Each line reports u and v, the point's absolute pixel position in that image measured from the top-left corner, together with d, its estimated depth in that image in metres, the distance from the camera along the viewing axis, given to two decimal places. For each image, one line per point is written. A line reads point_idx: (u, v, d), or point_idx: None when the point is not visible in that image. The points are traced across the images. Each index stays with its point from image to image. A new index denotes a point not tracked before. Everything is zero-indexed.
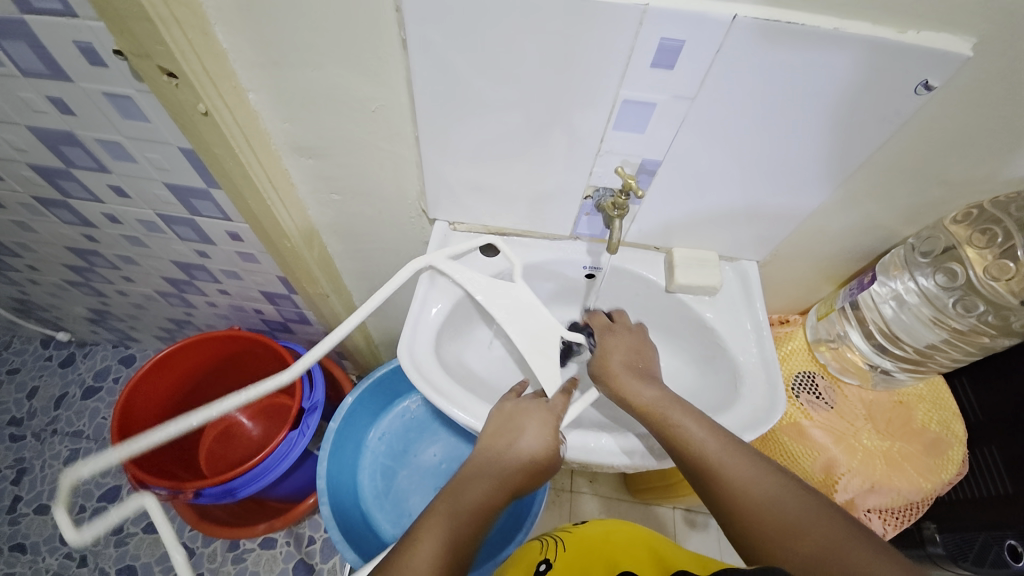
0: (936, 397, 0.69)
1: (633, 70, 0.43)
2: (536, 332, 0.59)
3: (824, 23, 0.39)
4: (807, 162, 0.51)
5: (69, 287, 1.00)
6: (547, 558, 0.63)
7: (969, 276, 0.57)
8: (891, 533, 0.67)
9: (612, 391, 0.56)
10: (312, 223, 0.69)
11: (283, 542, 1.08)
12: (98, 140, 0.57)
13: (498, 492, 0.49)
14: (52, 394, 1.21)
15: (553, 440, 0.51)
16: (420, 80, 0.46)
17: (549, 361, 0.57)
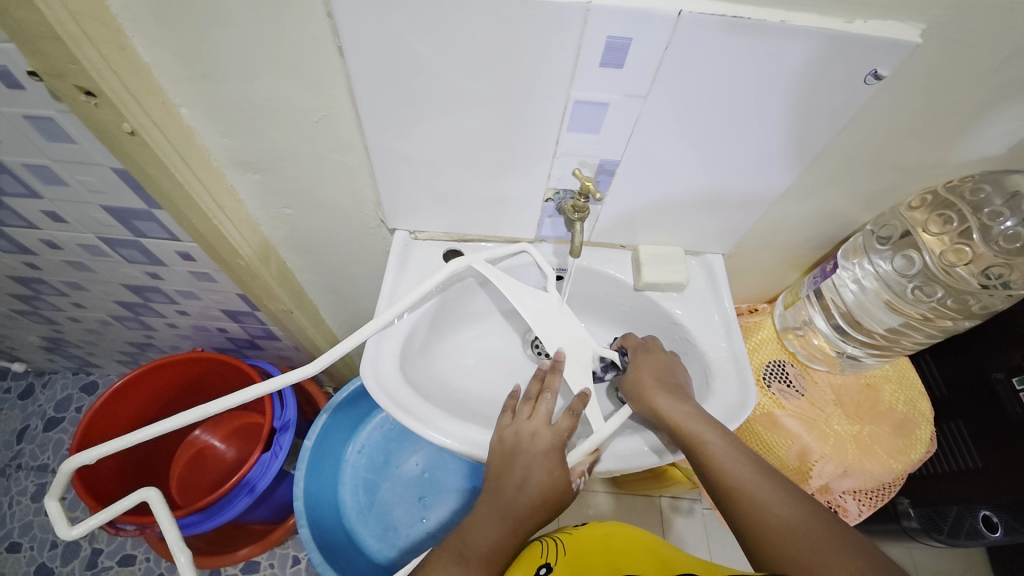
0: (900, 377, 0.71)
1: (582, 70, 0.41)
2: (565, 344, 0.57)
3: (771, 17, 0.38)
4: (765, 154, 0.51)
5: (17, 316, 0.95)
6: (549, 561, 0.57)
7: (925, 261, 0.59)
8: (866, 513, 0.69)
9: (638, 406, 0.55)
10: (266, 238, 0.66)
11: (267, 564, 1.05)
12: (24, 165, 0.53)
13: (508, 529, 0.49)
14: (11, 428, 1.15)
15: (560, 473, 0.49)
16: (361, 89, 0.44)
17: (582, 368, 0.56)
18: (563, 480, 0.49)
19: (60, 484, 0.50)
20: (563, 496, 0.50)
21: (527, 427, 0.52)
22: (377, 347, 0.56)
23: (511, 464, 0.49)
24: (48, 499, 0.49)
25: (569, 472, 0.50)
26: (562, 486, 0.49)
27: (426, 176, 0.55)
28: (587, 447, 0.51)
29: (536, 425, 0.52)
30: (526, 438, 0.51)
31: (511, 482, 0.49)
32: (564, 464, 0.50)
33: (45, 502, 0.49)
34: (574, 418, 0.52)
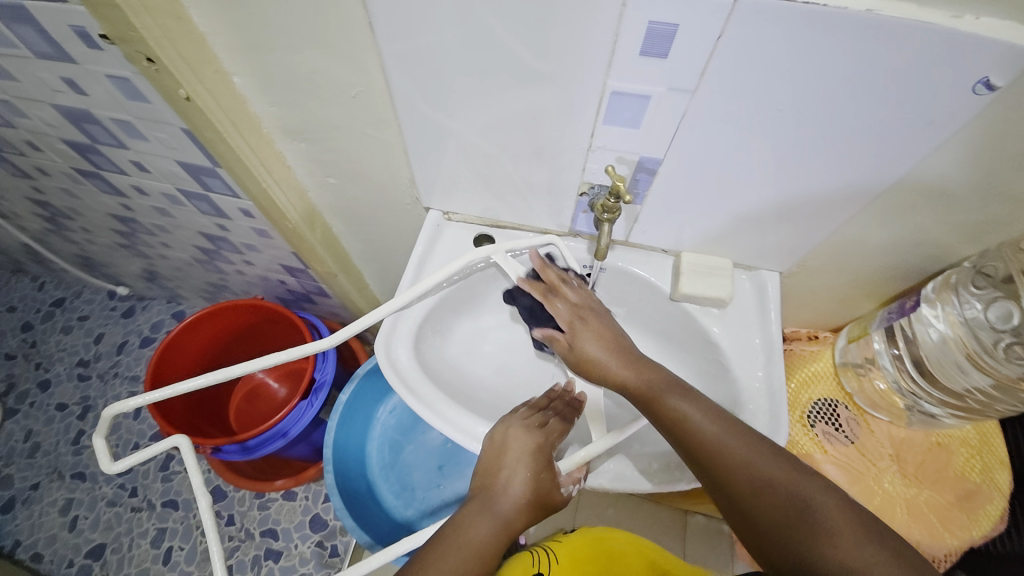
0: (982, 442, 0.61)
1: (620, 57, 0.38)
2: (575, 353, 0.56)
3: (854, 4, 0.32)
4: (836, 168, 0.44)
5: (121, 248, 1.09)
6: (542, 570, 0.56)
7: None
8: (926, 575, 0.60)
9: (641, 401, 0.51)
10: (314, 203, 0.69)
11: (303, 496, 1.15)
12: (112, 119, 0.59)
13: (501, 533, 0.47)
14: (115, 341, 1.35)
15: (547, 477, 0.50)
16: (393, 64, 0.43)
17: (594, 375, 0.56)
18: (553, 484, 0.50)
19: (104, 426, 0.56)
20: (551, 501, 0.50)
21: (519, 426, 0.52)
22: (392, 330, 0.58)
23: (504, 462, 0.50)
24: (95, 436, 0.55)
25: (558, 477, 0.51)
26: (552, 491, 0.50)
27: (460, 158, 0.54)
28: (580, 458, 0.51)
29: (532, 425, 0.52)
30: (524, 438, 0.51)
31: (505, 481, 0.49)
32: (552, 470, 0.51)
33: (92, 438, 0.55)
34: (564, 426, 0.54)
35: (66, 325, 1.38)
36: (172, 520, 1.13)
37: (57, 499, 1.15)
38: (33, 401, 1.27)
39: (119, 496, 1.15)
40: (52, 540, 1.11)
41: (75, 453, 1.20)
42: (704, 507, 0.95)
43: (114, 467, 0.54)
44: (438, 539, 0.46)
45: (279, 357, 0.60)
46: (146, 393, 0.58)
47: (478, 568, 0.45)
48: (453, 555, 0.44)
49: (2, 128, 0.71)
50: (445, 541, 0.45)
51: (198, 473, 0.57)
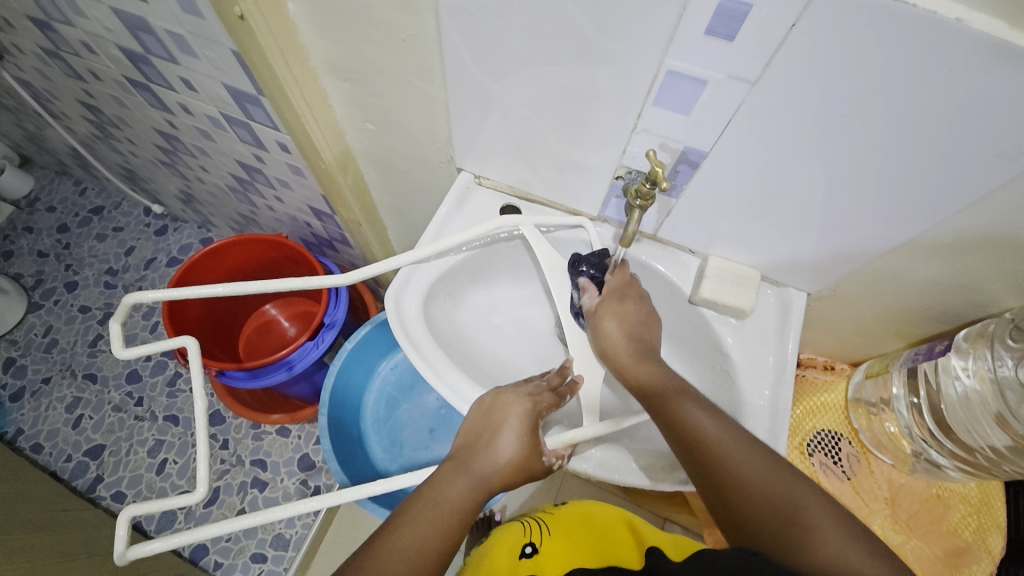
0: (982, 501, 0.58)
1: (681, 35, 0.36)
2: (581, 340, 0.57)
3: (945, 10, 0.30)
4: (890, 189, 0.41)
5: (161, 165, 1.12)
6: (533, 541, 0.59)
7: None
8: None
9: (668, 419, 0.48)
10: (349, 147, 0.69)
11: (296, 434, 1.19)
12: (166, 31, 0.60)
13: (478, 490, 0.47)
14: (144, 255, 1.40)
15: (531, 443, 0.50)
16: (447, 10, 0.42)
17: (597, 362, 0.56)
18: (536, 453, 0.50)
19: (123, 312, 0.56)
20: (534, 467, 0.50)
21: (507, 392, 0.52)
22: (405, 283, 0.58)
23: (489, 424, 0.50)
24: (113, 320, 0.56)
25: (543, 450, 0.51)
26: (534, 459, 0.50)
27: (501, 124, 0.53)
28: (568, 437, 0.52)
29: (522, 392, 0.53)
30: (511, 403, 0.51)
31: (486, 441, 0.49)
32: (536, 435, 0.50)
33: (110, 322, 0.56)
34: (557, 398, 0.53)
35: (100, 233, 1.43)
36: (170, 434, 1.18)
37: (65, 396, 1.21)
38: (58, 300, 1.33)
39: (124, 403, 1.21)
40: (54, 433, 1.17)
41: (89, 355, 1.26)
42: (684, 518, 0.94)
43: (125, 353, 0.55)
44: (416, 495, 0.47)
45: (294, 284, 0.61)
46: (164, 290, 0.58)
47: (455, 523, 0.45)
48: (429, 510, 0.45)
49: (63, 26, 0.73)
50: (422, 496, 0.46)
51: (201, 379, 0.58)
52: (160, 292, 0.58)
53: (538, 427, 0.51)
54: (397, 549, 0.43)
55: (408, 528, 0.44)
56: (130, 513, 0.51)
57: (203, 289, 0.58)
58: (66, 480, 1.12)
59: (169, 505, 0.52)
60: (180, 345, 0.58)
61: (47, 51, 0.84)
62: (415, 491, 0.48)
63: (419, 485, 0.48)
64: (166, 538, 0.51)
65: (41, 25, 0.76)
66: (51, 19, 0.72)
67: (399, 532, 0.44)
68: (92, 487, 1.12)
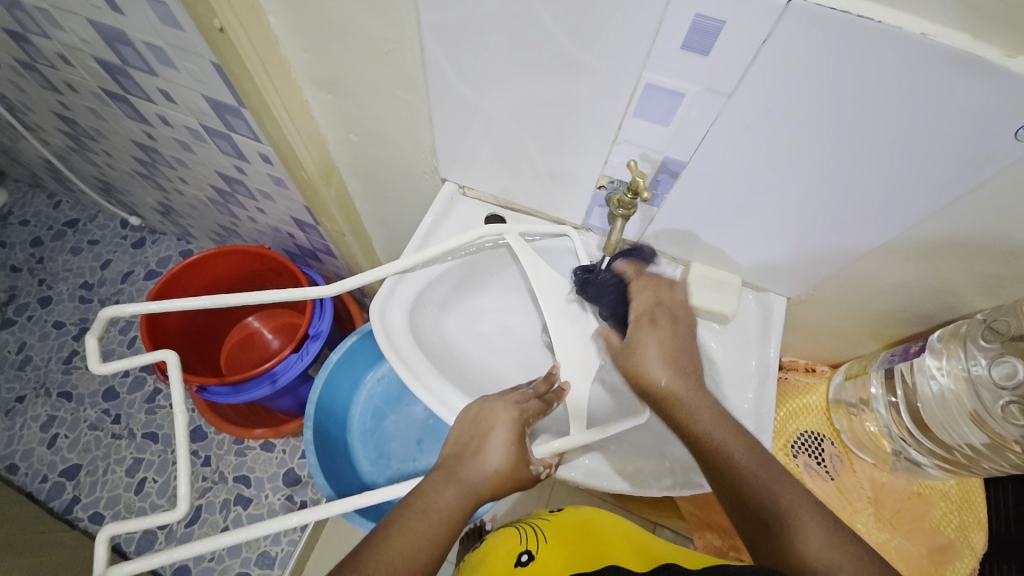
0: (963, 499, 0.60)
1: (659, 49, 0.37)
2: (567, 348, 0.57)
3: (909, 25, 0.31)
4: (863, 196, 0.43)
5: (139, 177, 1.10)
6: (530, 549, 0.58)
7: None
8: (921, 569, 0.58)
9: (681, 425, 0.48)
10: (333, 158, 0.69)
11: (280, 449, 1.16)
12: (144, 42, 0.59)
13: (466, 499, 0.48)
14: (121, 269, 1.36)
15: (518, 451, 0.50)
16: (430, 24, 0.43)
17: (583, 370, 0.57)
18: (523, 461, 0.50)
19: (99, 326, 0.55)
20: (520, 477, 0.50)
21: (494, 401, 0.52)
22: (390, 293, 0.57)
23: (476, 433, 0.50)
24: (89, 334, 0.54)
25: (530, 459, 0.51)
26: (522, 467, 0.50)
27: (485, 136, 0.53)
28: (555, 446, 0.51)
29: (509, 400, 0.53)
30: (499, 412, 0.51)
31: (474, 450, 0.49)
32: (523, 443, 0.50)
33: (85, 338, 0.54)
34: (544, 406, 0.53)
35: (76, 246, 1.39)
36: (149, 452, 1.14)
37: (39, 415, 1.17)
38: (31, 316, 1.29)
39: (101, 420, 1.17)
40: (29, 453, 1.13)
41: (64, 372, 1.22)
42: (674, 522, 0.95)
43: (102, 368, 0.53)
44: (403, 504, 0.46)
45: (277, 295, 0.60)
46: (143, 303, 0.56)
47: (443, 532, 0.45)
48: (418, 520, 0.45)
49: (37, 38, 0.71)
50: (410, 506, 0.46)
51: (182, 394, 0.56)
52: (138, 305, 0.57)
53: (525, 436, 0.51)
54: (383, 561, 0.41)
55: (396, 539, 0.43)
56: (108, 532, 0.50)
57: (184, 302, 0.57)
58: (42, 502, 1.08)
59: (150, 523, 0.51)
60: (160, 359, 0.57)
61: (18, 61, 0.82)
62: (403, 501, 0.47)
63: (406, 494, 0.48)
64: (144, 559, 0.49)
65: (14, 36, 0.74)
66: (24, 30, 0.71)
67: (386, 542, 0.42)
68: (69, 508, 1.08)
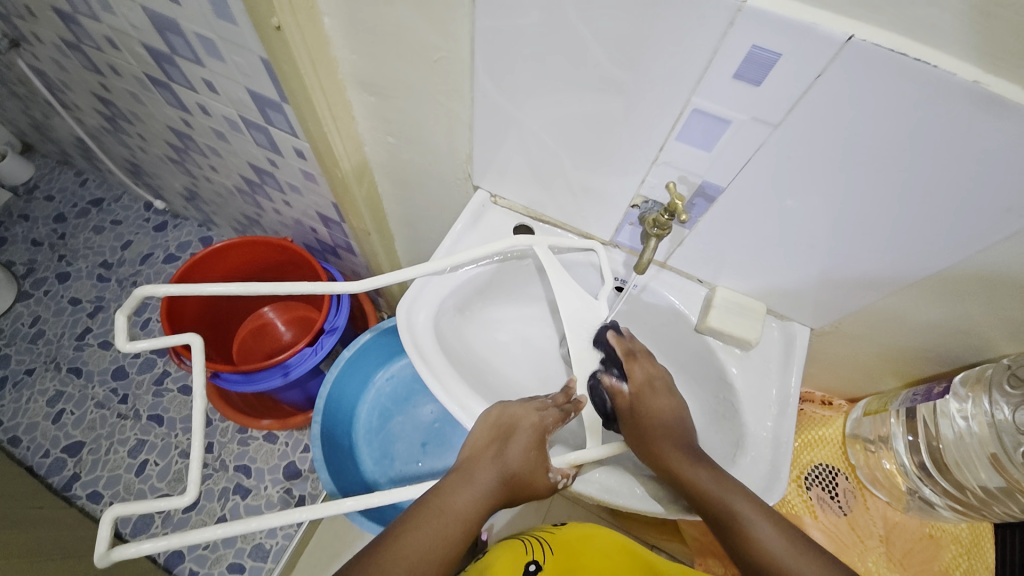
0: (973, 543, 0.59)
1: (710, 75, 0.38)
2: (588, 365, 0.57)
3: (962, 72, 0.32)
4: (901, 233, 0.43)
5: (169, 162, 1.12)
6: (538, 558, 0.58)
7: None
8: None
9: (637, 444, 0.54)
10: (367, 158, 0.71)
11: (283, 441, 1.17)
12: (196, 33, 0.61)
13: (482, 501, 0.47)
14: (141, 251, 1.38)
15: (535, 458, 0.50)
16: (482, 36, 0.44)
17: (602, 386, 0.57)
18: (541, 467, 0.50)
19: (132, 303, 0.56)
20: (536, 486, 0.50)
21: (515, 406, 0.52)
22: (417, 295, 0.58)
23: (495, 437, 0.50)
24: (120, 311, 0.55)
25: (549, 467, 0.50)
26: (538, 474, 0.50)
27: (521, 148, 0.54)
28: (573, 456, 0.51)
29: (529, 406, 0.53)
30: (519, 417, 0.51)
31: (492, 454, 0.49)
32: (541, 451, 0.50)
33: (117, 313, 0.55)
34: (563, 415, 0.53)
35: (98, 225, 1.41)
36: (154, 434, 1.15)
37: (48, 390, 1.18)
38: (48, 290, 1.31)
39: (108, 399, 1.18)
40: (33, 427, 1.14)
41: (76, 348, 1.24)
42: (672, 546, 0.94)
43: (129, 346, 0.54)
44: (420, 502, 0.46)
45: (304, 288, 0.60)
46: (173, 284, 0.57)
47: (458, 533, 0.45)
48: (434, 519, 0.45)
49: (89, 22, 0.74)
50: (427, 505, 0.46)
51: (203, 379, 0.57)
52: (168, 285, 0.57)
53: (544, 442, 0.52)
54: (399, 557, 0.42)
55: (412, 535, 0.43)
56: (114, 512, 0.49)
57: (213, 286, 0.58)
58: (42, 477, 1.09)
59: (156, 506, 0.51)
60: (184, 342, 0.58)
61: (68, 43, 0.84)
62: (420, 499, 0.47)
63: (423, 492, 0.48)
64: (151, 540, 0.50)
65: (66, 18, 0.76)
66: (80, 14, 0.73)
67: (403, 539, 0.43)
68: (68, 485, 1.08)
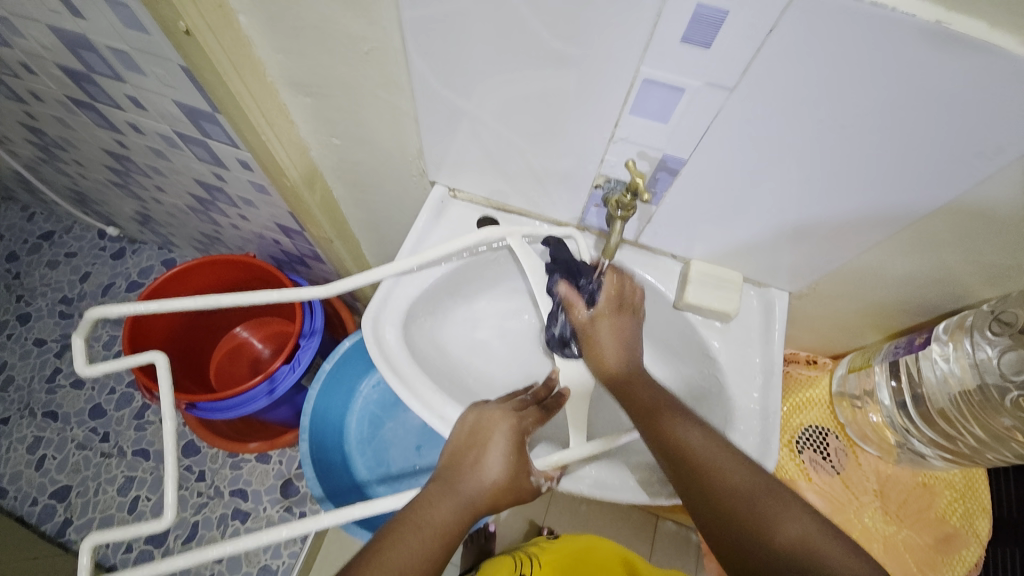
0: (966, 487, 0.60)
1: (658, 43, 0.35)
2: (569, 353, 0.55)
3: (922, 12, 0.30)
4: (872, 188, 0.41)
5: (114, 186, 1.06)
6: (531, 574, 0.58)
7: None
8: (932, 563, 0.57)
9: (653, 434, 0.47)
10: (315, 163, 0.66)
11: (276, 460, 1.14)
12: (108, 47, 0.56)
13: (462, 512, 0.46)
14: (101, 281, 1.32)
15: (517, 462, 0.48)
16: (411, 25, 0.40)
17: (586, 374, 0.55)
18: (524, 471, 0.48)
19: (87, 326, 0.53)
20: (521, 490, 0.48)
21: (491, 411, 0.51)
22: (382, 302, 0.55)
23: (472, 445, 0.48)
24: (74, 335, 0.52)
25: (531, 469, 0.49)
26: (522, 478, 0.48)
27: (471, 138, 0.51)
28: (555, 458, 0.50)
29: (507, 408, 0.51)
30: (497, 420, 0.50)
31: (469, 462, 0.48)
32: (523, 454, 0.49)
33: (72, 336, 0.52)
34: (543, 412, 0.52)
35: (52, 260, 1.34)
36: (141, 469, 1.11)
37: (26, 437, 1.14)
38: (10, 334, 1.25)
39: (87, 439, 1.14)
40: (17, 476, 1.10)
41: (48, 391, 1.18)
42: (677, 516, 0.94)
43: (90, 370, 0.51)
44: (397, 518, 0.44)
45: (266, 298, 0.57)
46: (132, 303, 0.54)
47: (438, 547, 0.43)
48: (411, 535, 0.43)
49: None
50: (404, 519, 0.44)
51: (170, 403, 0.54)
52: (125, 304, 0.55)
53: (525, 445, 0.50)
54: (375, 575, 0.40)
55: (387, 554, 0.41)
56: (91, 541, 0.48)
57: (176, 302, 0.55)
58: (34, 525, 1.05)
59: (135, 532, 0.49)
60: (150, 361, 0.55)
61: None
62: (399, 512, 0.45)
63: (401, 507, 0.46)
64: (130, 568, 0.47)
65: None
66: None
67: (379, 557, 0.41)
68: (63, 531, 1.05)
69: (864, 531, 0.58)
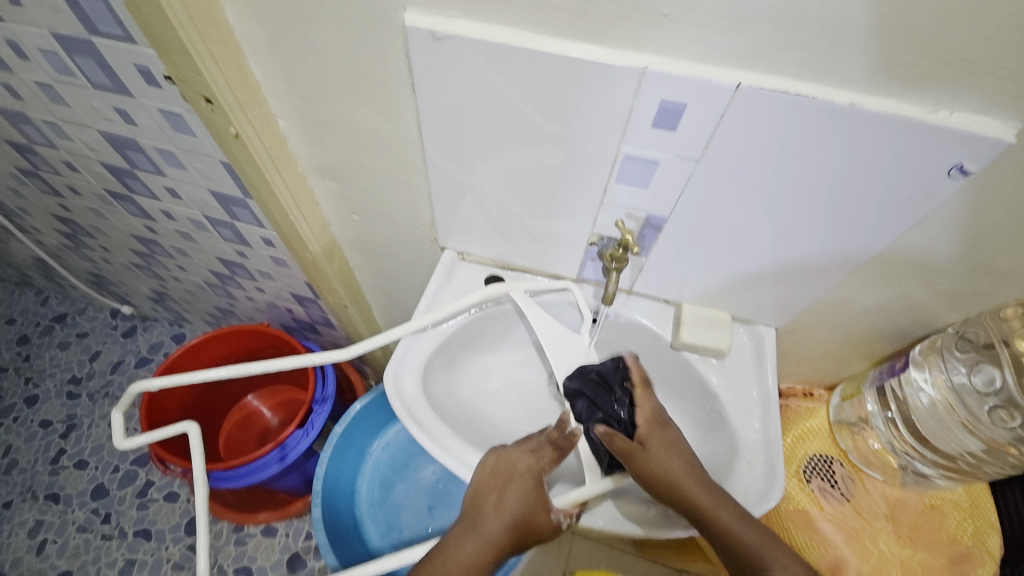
0: (973, 505, 0.62)
1: (633, 125, 0.43)
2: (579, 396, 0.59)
3: (840, 97, 0.37)
4: (829, 231, 0.48)
5: (134, 267, 1.12)
6: None
7: (1006, 380, 0.53)
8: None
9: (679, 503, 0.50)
10: (334, 237, 0.73)
11: (283, 533, 1.11)
12: (155, 147, 0.64)
13: (486, 548, 0.49)
14: (111, 359, 1.35)
15: (536, 500, 0.51)
16: (426, 118, 0.48)
17: None
18: (543, 508, 0.51)
19: (125, 402, 0.56)
20: (541, 525, 0.51)
21: (510, 455, 0.53)
22: (402, 358, 0.60)
23: (493, 486, 0.51)
24: (114, 411, 0.55)
25: (551, 507, 0.51)
26: (542, 515, 0.51)
27: (477, 207, 0.58)
28: (574, 495, 0.52)
29: (524, 449, 0.54)
30: (516, 461, 0.52)
31: (491, 502, 0.50)
32: (542, 492, 0.51)
33: (111, 413, 0.55)
34: (558, 453, 0.54)
35: (64, 340, 1.38)
36: (143, 551, 1.08)
37: (27, 520, 1.11)
38: (17, 417, 1.25)
39: (90, 522, 1.11)
40: (16, 563, 1.07)
41: (51, 474, 1.17)
42: (696, 566, 0.92)
43: (128, 443, 0.54)
44: (427, 554, 0.48)
45: (291, 362, 0.61)
46: (168, 375, 0.58)
47: None
48: (441, 570, 0.46)
49: (46, 148, 0.76)
50: (434, 555, 0.48)
51: (200, 471, 0.56)
52: (161, 378, 0.59)
53: (543, 484, 0.53)
54: None
55: None
56: None
57: (207, 373, 0.59)
58: None
59: None
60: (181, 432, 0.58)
61: (24, 170, 0.85)
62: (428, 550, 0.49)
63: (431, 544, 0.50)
64: None
65: (21, 148, 0.79)
66: (36, 143, 0.75)
67: None
68: None
69: (879, 555, 0.59)
